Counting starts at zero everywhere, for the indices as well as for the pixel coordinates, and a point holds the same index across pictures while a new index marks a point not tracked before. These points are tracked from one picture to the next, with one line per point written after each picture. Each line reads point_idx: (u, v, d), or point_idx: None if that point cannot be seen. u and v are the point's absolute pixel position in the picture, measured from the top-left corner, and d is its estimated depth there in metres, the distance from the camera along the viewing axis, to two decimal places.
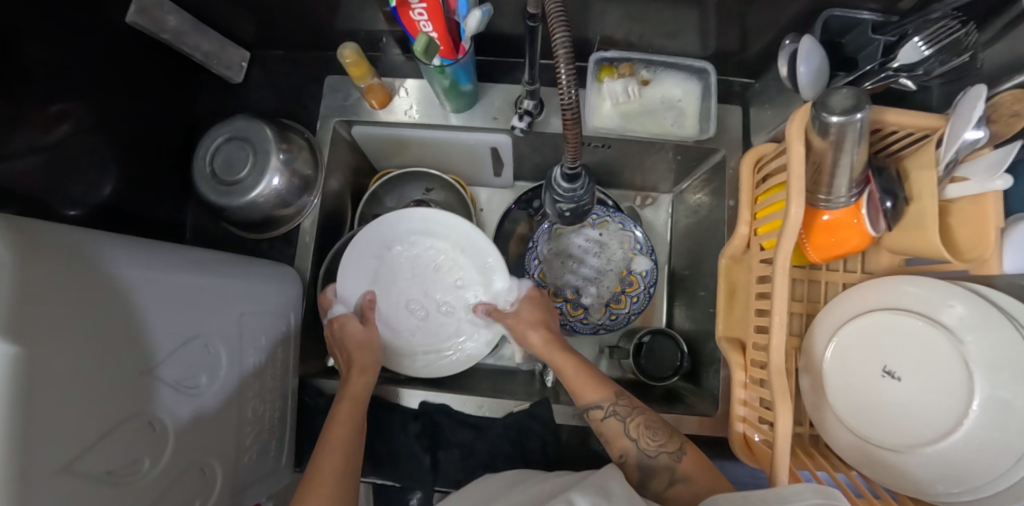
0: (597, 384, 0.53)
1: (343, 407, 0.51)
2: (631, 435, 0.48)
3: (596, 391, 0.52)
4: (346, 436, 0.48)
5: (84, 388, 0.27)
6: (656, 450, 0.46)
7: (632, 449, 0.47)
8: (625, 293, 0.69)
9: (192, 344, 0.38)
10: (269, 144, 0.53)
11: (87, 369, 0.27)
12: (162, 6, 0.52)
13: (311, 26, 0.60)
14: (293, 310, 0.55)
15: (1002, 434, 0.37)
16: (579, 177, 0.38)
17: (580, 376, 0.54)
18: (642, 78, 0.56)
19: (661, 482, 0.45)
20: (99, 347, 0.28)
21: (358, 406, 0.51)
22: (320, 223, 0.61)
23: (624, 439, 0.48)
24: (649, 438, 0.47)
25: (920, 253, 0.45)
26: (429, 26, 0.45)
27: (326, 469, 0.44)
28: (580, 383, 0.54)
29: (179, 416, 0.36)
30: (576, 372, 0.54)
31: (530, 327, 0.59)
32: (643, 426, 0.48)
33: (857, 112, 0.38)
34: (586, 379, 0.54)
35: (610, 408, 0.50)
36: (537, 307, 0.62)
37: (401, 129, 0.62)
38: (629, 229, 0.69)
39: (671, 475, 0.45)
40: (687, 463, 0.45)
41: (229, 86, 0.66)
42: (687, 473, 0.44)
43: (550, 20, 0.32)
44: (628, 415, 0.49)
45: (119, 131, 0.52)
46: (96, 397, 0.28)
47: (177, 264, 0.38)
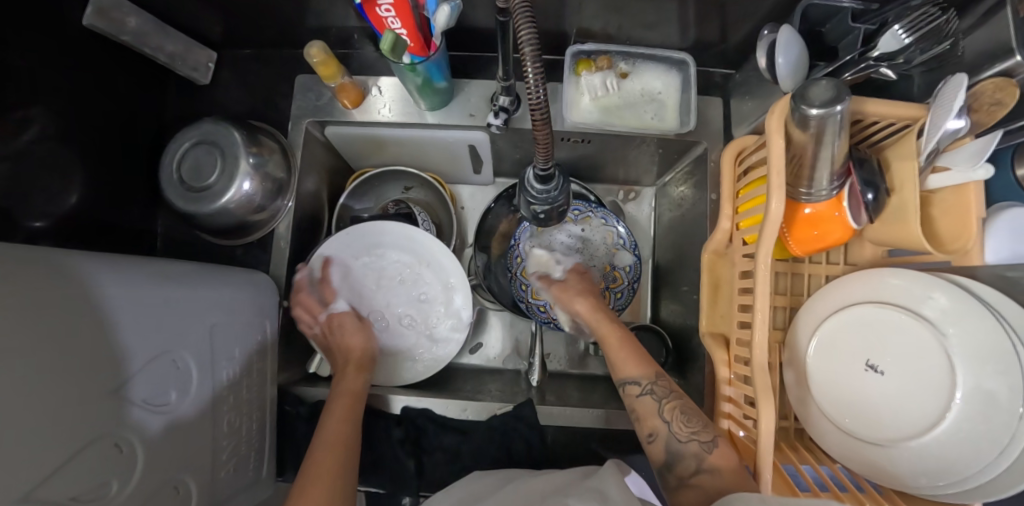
0: (638, 362, 0.52)
1: (338, 404, 0.50)
2: (664, 416, 0.47)
3: (637, 368, 0.51)
4: (343, 432, 0.47)
5: (44, 414, 0.26)
6: (689, 436, 0.44)
7: (663, 429, 0.46)
8: (609, 289, 0.68)
9: (161, 359, 0.37)
10: (238, 148, 0.51)
11: (46, 394, 0.26)
12: (121, 7, 0.50)
13: (278, 23, 0.58)
14: (269, 319, 0.53)
15: (986, 426, 0.37)
16: (553, 177, 0.37)
17: (623, 350, 0.53)
18: (621, 70, 0.55)
19: (687, 468, 0.43)
20: (56, 370, 0.27)
21: (354, 402, 0.51)
22: (295, 226, 0.59)
23: (656, 419, 0.47)
24: (683, 424, 0.45)
25: (903, 245, 0.44)
26: (398, 23, 0.44)
27: (325, 458, 0.44)
28: (621, 356, 0.53)
29: (151, 435, 0.35)
30: (619, 345, 0.54)
31: (576, 296, 0.60)
32: (678, 409, 0.47)
33: (837, 104, 0.37)
34: (626, 352, 0.53)
35: (648, 387, 0.49)
36: (585, 281, 0.63)
37: (376, 128, 0.60)
38: (612, 224, 0.68)
39: (697, 464, 0.43)
40: (717, 455, 0.42)
41: (196, 87, 0.63)
42: (714, 465, 0.42)
43: (515, 16, 0.30)
44: (665, 397, 0.48)
45: (80, 138, 0.50)
46: (56, 422, 0.27)
47: (139, 277, 0.37)
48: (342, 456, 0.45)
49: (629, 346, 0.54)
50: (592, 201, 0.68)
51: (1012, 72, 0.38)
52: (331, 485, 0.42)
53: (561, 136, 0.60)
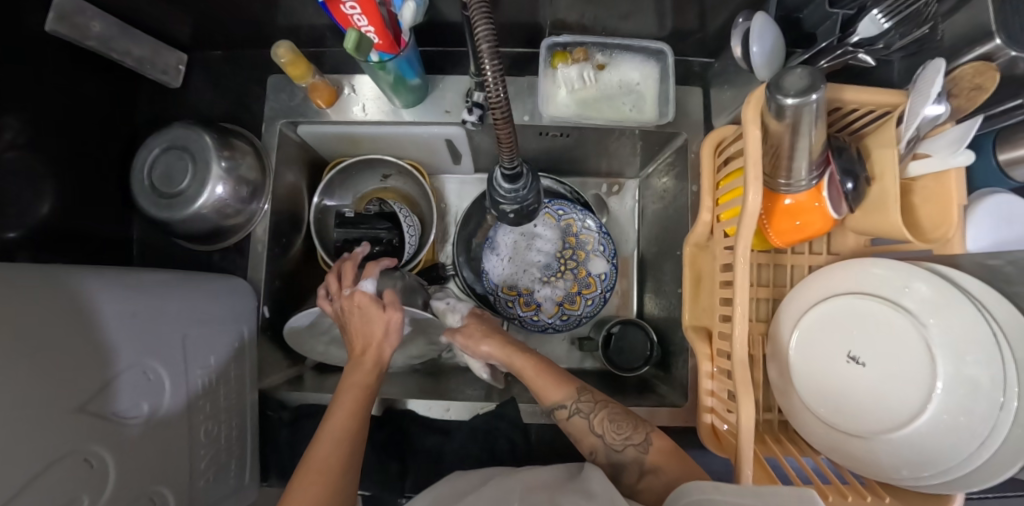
0: (559, 382, 0.51)
1: (345, 395, 0.45)
2: (596, 431, 0.47)
3: (560, 390, 0.50)
4: (347, 427, 0.43)
5: (11, 433, 0.26)
6: (622, 444, 0.45)
7: (599, 443, 0.46)
8: (580, 294, 0.69)
9: (129, 373, 0.36)
10: (209, 152, 0.50)
11: (10, 413, 0.26)
12: (84, 12, 0.49)
13: (249, 24, 0.56)
14: (246, 325, 0.52)
15: (967, 418, 0.37)
16: (521, 176, 0.36)
17: (542, 378, 0.51)
18: (598, 62, 0.54)
19: (632, 475, 0.44)
20: (23, 388, 0.27)
21: (362, 394, 0.46)
22: (273, 231, 0.58)
23: (591, 437, 0.47)
24: (615, 431, 0.46)
25: (883, 232, 0.43)
26: (364, 20, 0.42)
27: (316, 471, 0.39)
28: (542, 384, 0.51)
29: (125, 450, 0.35)
30: (538, 375, 0.52)
31: (481, 340, 0.55)
32: (608, 420, 0.47)
33: (812, 94, 0.36)
34: (545, 377, 0.52)
35: (575, 406, 0.49)
36: (488, 321, 0.59)
37: (349, 127, 0.58)
38: (593, 228, 0.69)
39: (640, 468, 0.44)
40: (655, 454, 0.44)
41: (168, 90, 0.62)
42: (656, 464, 0.43)
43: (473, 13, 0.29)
44: (592, 411, 0.48)
45: (49, 147, 0.49)
46: (23, 441, 0.26)
47: (103, 292, 0.36)
48: (343, 454, 0.41)
49: (547, 370, 0.52)
50: (580, 204, 0.69)
51: (991, 57, 0.38)
52: (329, 489, 0.38)
53: (540, 131, 0.59)
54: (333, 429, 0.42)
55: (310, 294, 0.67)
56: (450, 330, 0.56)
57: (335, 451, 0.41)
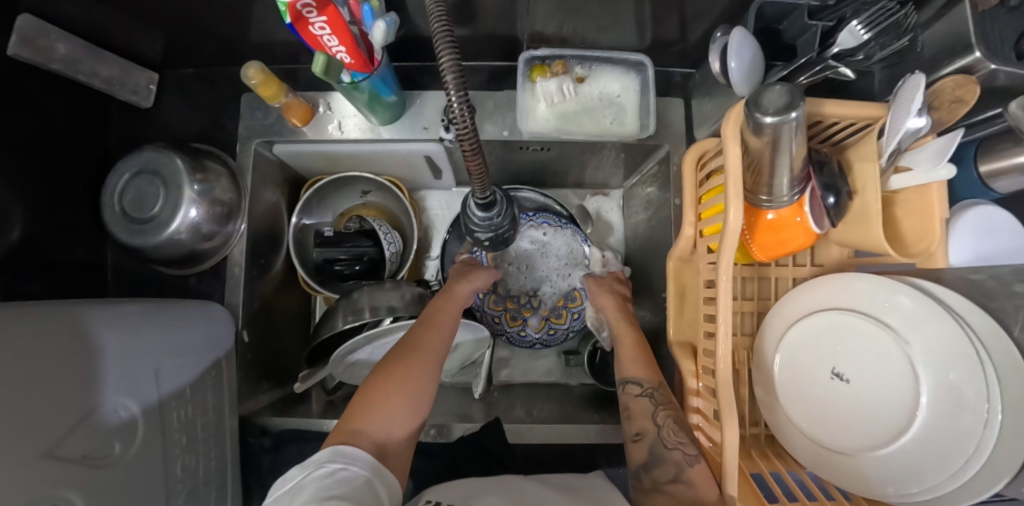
0: (646, 367, 0.54)
1: (445, 301, 0.54)
2: (657, 420, 0.48)
3: (644, 372, 0.53)
4: (444, 322, 0.51)
5: None
6: (674, 445, 0.45)
7: (652, 431, 0.48)
8: (567, 308, 0.69)
9: (93, 414, 0.35)
10: (181, 176, 0.49)
11: None
12: (48, 33, 0.47)
13: (219, 43, 0.55)
14: (224, 352, 0.51)
15: (950, 434, 0.36)
16: (495, 204, 0.35)
17: (634, 351, 0.55)
18: (577, 75, 0.53)
19: (666, 475, 0.44)
20: None
21: (458, 304, 0.55)
22: (251, 252, 0.57)
23: (648, 421, 0.49)
24: (673, 432, 0.47)
25: (867, 248, 0.43)
26: (335, 40, 0.40)
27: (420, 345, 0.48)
28: (628, 356, 0.55)
29: (99, 493, 0.33)
30: (631, 347, 0.56)
31: (604, 293, 0.62)
32: (670, 419, 0.48)
33: (792, 111, 0.35)
34: (635, 355, 0.55)
35: (649, 390, 0.51)
36: (621, 286, 0.65)
37: (327, 144, 0.57)
38: (577, 241, 0.69)
39: (676, 473, 0.43)
40: (698, 471, 0.42)
41: (140, 111, 0.60)
42: (692, 478, 0.42)
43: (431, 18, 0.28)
44: (661, 405, 0.49)
45: (14, 173, 0.47)
46: None
47: (63, 331, 0.35)
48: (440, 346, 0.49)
49: (642, 350, 0.55)
50: (566, 219, 0.69)
51: (971, 69, 0.37)
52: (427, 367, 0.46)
53: (520, 145, 0.58)
54: (437, 320, 0.51)
55: (292, 315, 0.66)
56: (590, 274, 0.65)
57: (436, 343, 0.48)
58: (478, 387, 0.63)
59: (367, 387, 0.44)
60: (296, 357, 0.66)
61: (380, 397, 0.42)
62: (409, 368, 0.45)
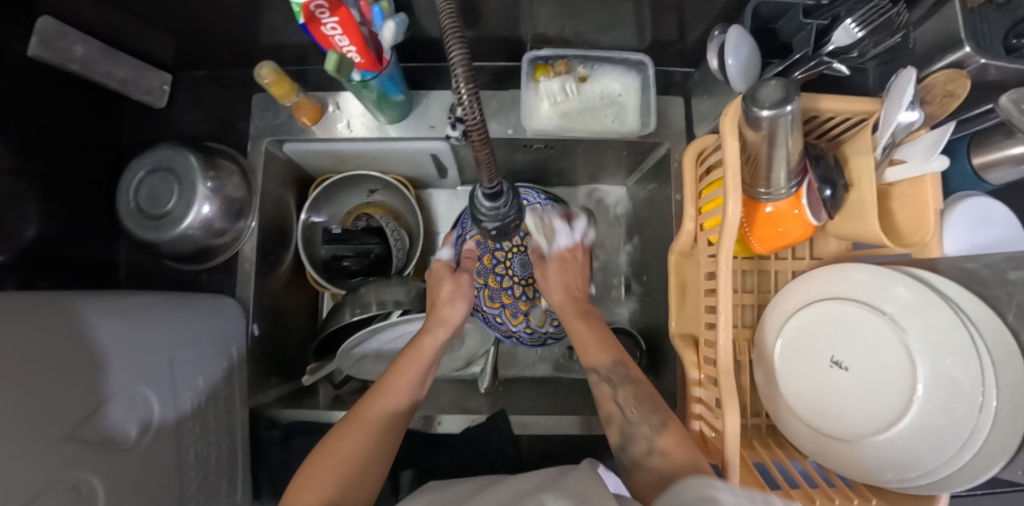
0: (603, 348, 0.53)
1: (408, 355, 0.49)
2: (617, 401, 0.48)
3: (600, 355, 0.52)
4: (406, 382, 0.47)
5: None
6: (641, 421, 0.45)
7: (617, 414, 0.47)
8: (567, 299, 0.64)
9: (112, 399, 0.36)
10: (195, 173, 0.50)
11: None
12: (67, 35, 0.49)
13: (231, 46, 0.57)
14: (235, 345, 0.52)
15: (946, 419, 0.37)
16: (502, 194, 0.36)
17: (587, 337, 0.54)
18: (579, 74, 0.54)
19: (640, 448, 0.43)
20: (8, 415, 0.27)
21: (423, 358, 0.50)
22: (261, 248, 0.58)
23: (611, 405, 0.48)
24: (636, 409, 0.46)
25: (864, 240, 0.44)
26: (346, 40, 0.42)
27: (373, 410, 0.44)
28: (585, 343, 0.55)
29: (113, 476, 0.34)
30: (586, 333, 0.55)
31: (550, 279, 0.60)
32: (631, 397, 0.48)
33: (787, 105, 0.36)
34: (590, 340, 0.54)
35: (606, 374, 0.51)
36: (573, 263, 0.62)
37: (335, 143, 0.59)
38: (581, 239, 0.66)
39: (649, 445, 0.43)
40: (665, 439, 0.42)
41: (153, 111, 0.62)
42: (664, 448, 0.41)
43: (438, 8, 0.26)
44: (621, 385, 0.49)
45: (32, 169, 0.49)
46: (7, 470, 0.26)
47: (72, 321, 0.35)
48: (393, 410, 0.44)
49: (598, 334, 0.55)
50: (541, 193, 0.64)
51: (961, 64, 0.38)
52: (372, 438, 0.41)
53: (523, 143, 0.59)
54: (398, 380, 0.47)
55: (300, 311, 0.67)
56: (542, 255, 0.59)
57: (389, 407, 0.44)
58: (483, 382, 0.65)
59: (308, 463, 0.38)
60: (303, 352, 0.67)
61: (318, 474, 0.37)
62: (355, 440, 0.40)
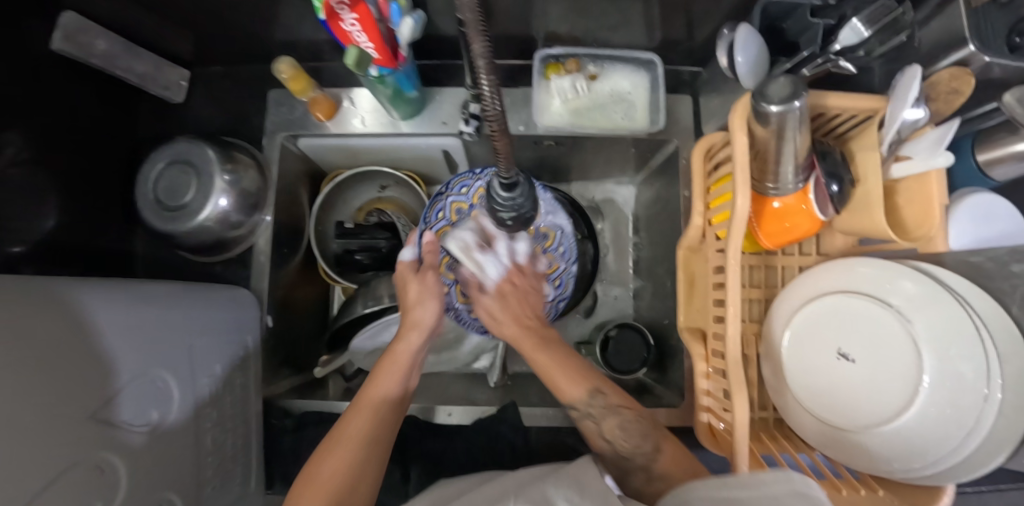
0: (574, 379, 0.49)
1: (383, 367, 0.49)
2: (607, 437, 0.45)
3: (576, 389, 0.48)
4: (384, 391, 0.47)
5: (27, 436, 0.26)
6: (632, 451, 0.43)
7: (608, 451, 0.45)
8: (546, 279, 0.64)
9: (135, 382, 0.37)
10: (213, 166, 0.51)
11: (24, 416, 0.27)
12: (89, 30, 0.50)
13: (249, 42, 0.58)
14: (250, 334, 0.53)
15: (951, 409, 0.38)
16: (518, 184, 0.36)
17: (554, 375, 0.49)
18: (590, 72, 0.55)
19: (640, 477, 0.41)
20: (36, 393, 0.28)
21: (398, 366, 0.50)
22: (274, 241, 0.59)
23: (600, 440, 0.46)
24: (625, 441, 0.44)
25: (871, 234, 0.45)
26: (364, 37, 0.43)
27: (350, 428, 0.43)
28: (554, 379, 0.50)
29: (132, 457, 0.35)
30: (548, 366, 0.51)
31: (503, 318, 0.55)
32: (617, 428, 0.45)
33: (795, 100, 0.37)
34: (561, 372, 0.50)
35: (587, 410, 0.47)
36: (511, 296, 0.57)
37: (349, 139, 0.60)
38: (557, 221, 0.64)
39: (648, 473, 0.41)
40: (664, 462, 0.41)
41: (171, 106, 0.63)
42: (664, 471, 0.40)
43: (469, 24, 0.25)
44: (603, 417, 0.46)
45: (55, 161, 0.50)
46: (35, 446, 0.27)
47: (98, 305, 0.36)
48: (371, 426, 0.43)
49: (565, 362, 0.51)
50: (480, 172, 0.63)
51: (966, 61, 0.39)
52: (349, 461, 0.40)
53: (534, 140, 0.60)
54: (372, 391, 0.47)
55: (312, 304, 0.68)
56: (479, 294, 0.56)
57: (367, 425, 0.43)
58: (492, 376, 0.65)
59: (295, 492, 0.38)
60: (315, 345, 0.68)
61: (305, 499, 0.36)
62: (330, 469, 0.39)
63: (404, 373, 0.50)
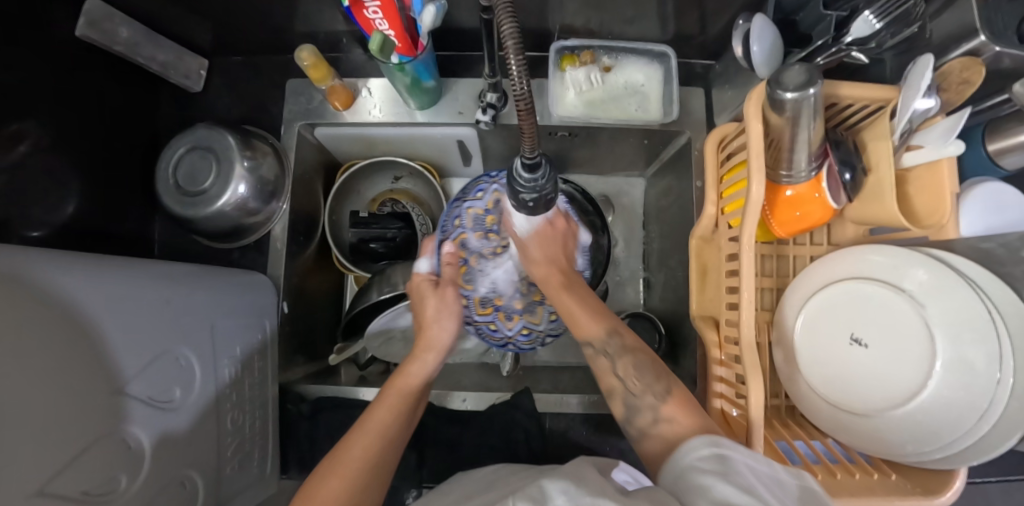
0: (596, 319, 0.51)
1: (394, 384, 0.48)
2: (618, 374, 0.47)
3: (595, 326, 0.50)
4: (395, 406, 0.46)
5: (59, 404, 0.27)
6: (643, 390, 0.44)
7: (618, 387, 0.47)
8: None
9: (162, 358, 0.37)
10: (232, 152, 0.52)
11: (57, 385, 0.27)
12: (113, 18, 0.51)
13: (270, 33, 0.59)
14: (267, 319, 0.53)
15: (966, 392, 0.38)
16: (540, 166, 0.37)
17: (580, 312, 0.51)
18: (604, 64, 0.56)
19: (647, 419, 0.43)
20: (69, 363, 0.28)
21: (410, 385, 0.49)
22: (290, 229, 0.60)
23: (612, 377, 0.48)
24: (636, 379, 0.46)
25: (882, 221, 0.45)
26: (385, 24, 0.44)
27: (353, 446, 0.41)
28: (579, 316, 0.52)
29: (157, 432, 0.35)
30: (579, 306, 0.52)
31: (535, 263, 0.54)
32: (631, 367, 0.47)
33: (810, 88, 0.38)
34: (583, 311, 0.52)
35: (602, 349, 0.49)
36: (551, 238, 0.54)
37: (367, 128, 0.61)
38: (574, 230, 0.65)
39: (655, 414, 0.42)
40: (671, 404, 0.42)
41: (189, 95, 0.64)
42: (670, 414, 0.41)
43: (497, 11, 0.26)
44: (618, 356, 0.48)
45: (77, 146, 0.50)
46: (67, 415, 0.27)
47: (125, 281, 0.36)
48: (376, 451, 0.41)
49: (588, 302, 0.53)
50: (496, 174, 0.61)
51: (978, 52, 0.40)
52: (350, 484, 0.38)
53: (549, 131, 0.61)
54: (384, 407, 0.45)
55: (326, 293, 0.69)
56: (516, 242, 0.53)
57: (372, 445, 0.41)
58: (504, 365, 0.66)
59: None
60: (328, 334, 0.69)
61: None
62: (329, 491, 0.37)
63: (416, 394, 0.49)
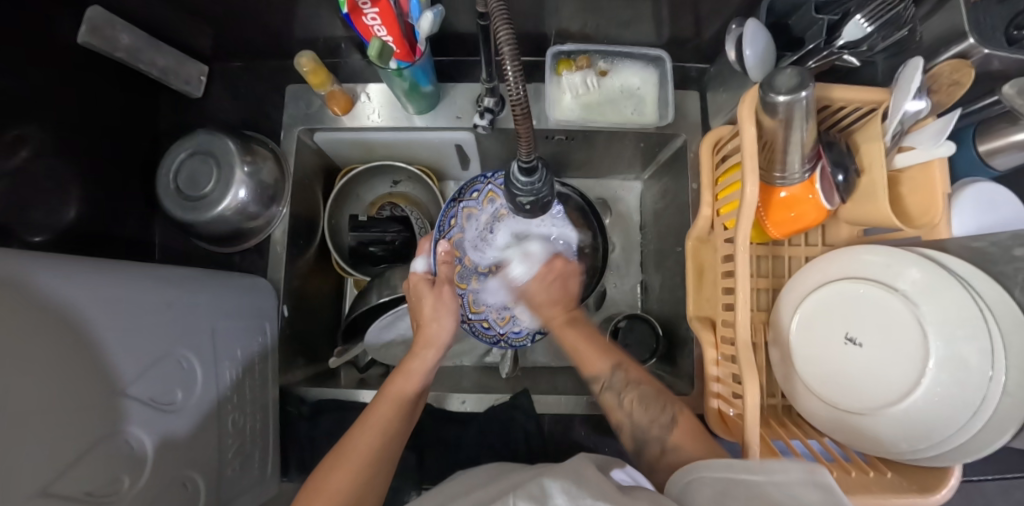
0: (601, 355, 0.53)
1: (397, 379, 0.50)
2: (625, 409, 0.48)
3: (600, 362, 0.52)
4: (398, 402, 0.47)
5: (61, 406, 0.27)
6: (650, 422, 0.46)
7: (626, 420, 0.48)
8: None
9: (164, 360, 0.37)
10: (232, 156, 0.52)
11: (58, 387, 0.27)
12: (114, 25, 0.52)
13: (269, 39, 0.60)
14: (267, 321, 0.54)
15: (959, 390, 0.39)
16: (536, 170, 0.38)
17: (585, 347, 0.54)
18: (600, 68, 0.57)
19: (654, 449, 0.44)
20: (72, 365, 0.28)
21: (412, 380, 0.50)
22: (290, 232, 0.60)
23: (619, 412, 0.49)
24: (643, 411, 0.47)
25: (876, 222, 0.46)
26: (383, 30, 0.44)
27: (356, 445, 0.42)
28: (586, 354, 0.54)
29: (158, 433, 0.35)
30: (586, 343, 0.55)
31: (542, 303, 0.60)
32: (637, 401, 0.48)
33: (801, 91, 0.39)
34: (588, 348, 0.55)
35: (610, 384, 0.50)
36: (553, 279, 0.61)
37: (366, 132, 0.62)
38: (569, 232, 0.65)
39: (662, 445, 0.44)
40: (678, 435, 0.44)
41: (190, 100, 0.65)
42: (677, 443, 0.43)
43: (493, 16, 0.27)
44: (624, 391, 0.49)
45: (79, 151, 0.51)
46: (67, 418, 0.27)
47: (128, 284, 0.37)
48: (376, 447, 0.42)
49: (595, 341, 0.55)
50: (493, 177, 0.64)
51: (967, 54, 0.41)
52: (356, 477, 0.40)
53: (546, 134, 0.62)
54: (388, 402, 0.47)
55: (326, 296, 0.69)
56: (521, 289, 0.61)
57: (377, 441, 0.43)
58: (503, 367, 0.66)
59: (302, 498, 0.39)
60: (328, 336, 0.69)
61: None
62: (337, 481, 0.39)
63: (417, 390, 0.50)
